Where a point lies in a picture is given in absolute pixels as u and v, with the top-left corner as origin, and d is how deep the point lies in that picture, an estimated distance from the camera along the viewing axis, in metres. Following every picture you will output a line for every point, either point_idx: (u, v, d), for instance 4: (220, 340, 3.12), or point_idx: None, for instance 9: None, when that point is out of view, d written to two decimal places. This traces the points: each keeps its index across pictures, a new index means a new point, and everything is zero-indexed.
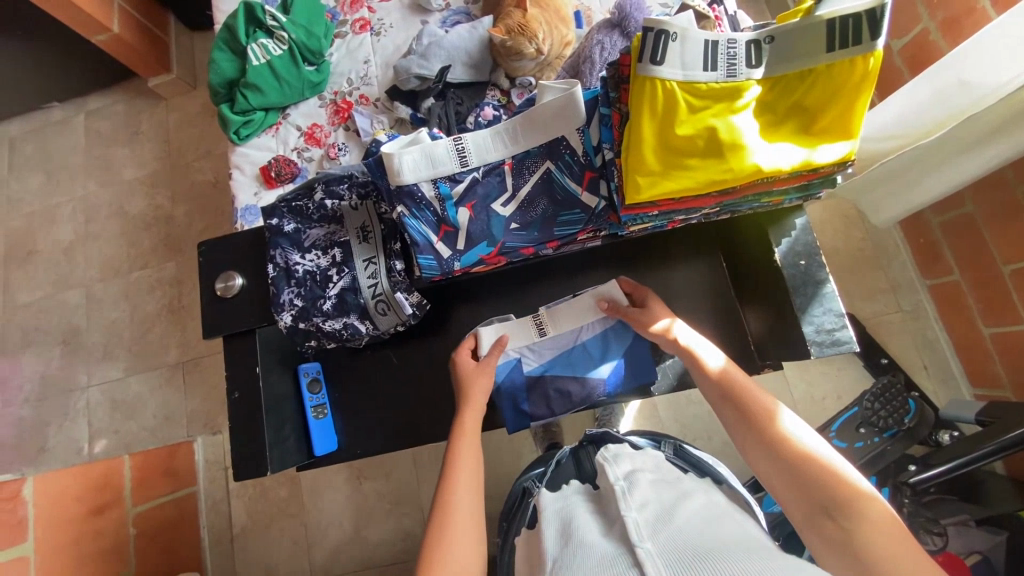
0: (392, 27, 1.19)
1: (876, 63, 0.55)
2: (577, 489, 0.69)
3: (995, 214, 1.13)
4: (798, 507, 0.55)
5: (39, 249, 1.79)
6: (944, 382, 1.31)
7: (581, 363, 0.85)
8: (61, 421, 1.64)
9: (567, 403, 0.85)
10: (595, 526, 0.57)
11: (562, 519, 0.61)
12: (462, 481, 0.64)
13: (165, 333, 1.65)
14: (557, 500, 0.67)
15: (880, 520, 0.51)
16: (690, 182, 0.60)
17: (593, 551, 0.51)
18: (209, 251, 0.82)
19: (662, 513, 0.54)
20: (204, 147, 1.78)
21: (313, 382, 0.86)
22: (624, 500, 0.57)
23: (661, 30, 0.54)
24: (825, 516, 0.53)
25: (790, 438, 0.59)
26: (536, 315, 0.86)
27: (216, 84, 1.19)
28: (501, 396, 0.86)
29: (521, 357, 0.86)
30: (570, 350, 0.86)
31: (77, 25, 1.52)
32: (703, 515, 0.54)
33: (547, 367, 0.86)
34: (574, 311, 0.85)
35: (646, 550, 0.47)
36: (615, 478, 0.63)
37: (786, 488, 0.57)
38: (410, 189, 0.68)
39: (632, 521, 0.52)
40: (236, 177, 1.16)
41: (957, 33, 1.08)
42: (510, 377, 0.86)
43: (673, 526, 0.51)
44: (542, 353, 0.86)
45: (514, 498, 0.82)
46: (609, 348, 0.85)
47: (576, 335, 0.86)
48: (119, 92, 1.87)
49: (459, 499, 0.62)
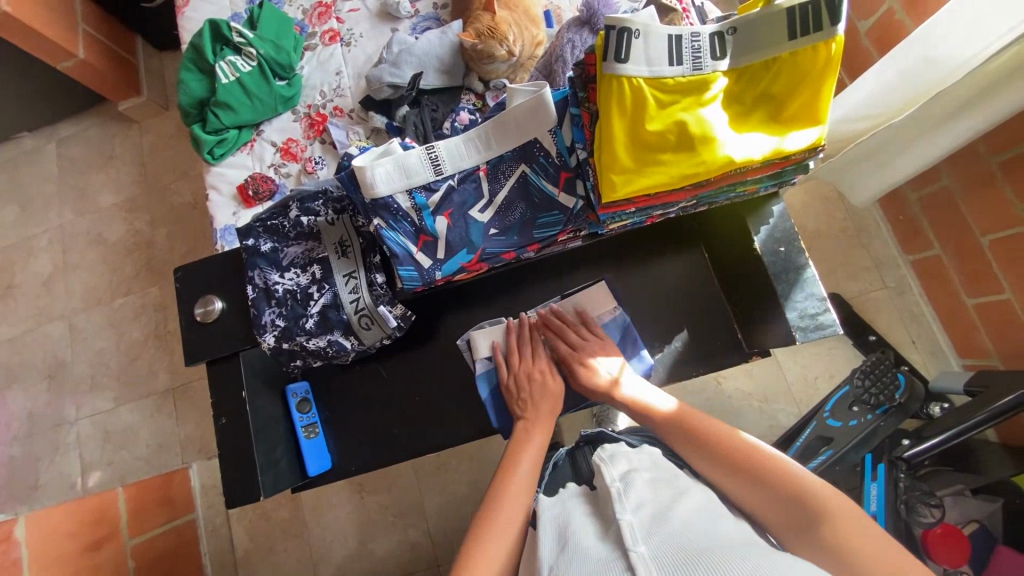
0: (362, 37, 1.18)
1: (838, 48, 0.55)
2: (575, 491, 0.69)
3: (970, 187, 1.16)
4: (776, 517, 0.58)
5: (17, 282, 1.76)
6: (933, 354, 1.33)
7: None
8: (52, 456, 1.60)
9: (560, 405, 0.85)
10: (591, 529, 0.57)
11: (560, 523, 0.61)
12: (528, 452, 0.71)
13: (153, 359, 1.62)
14: (554, 503, 0.66)
15: (842, 511, 0.55)
16: (663, 177, 0.59)
17: (589, 556, 0.51)
18: (186, 276, 0.81)
19: (658, 512, 0.54)
20: (181, 169, 1.75)
21: (302, 402, 0.85)
22: (619, 501, 0.57)
23: (624, 28, 0.55)
24: (800, 521, 0.56)
25: (743, 451, 0.63)
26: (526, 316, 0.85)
27: (186, 104, 1.17)
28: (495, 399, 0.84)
29: None
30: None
31: (42, 53, 1.49)
32: (701, 515, 0.53)
33: None
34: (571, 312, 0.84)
35: (639, 554, 0.48)
36: (611, 479, 0.63)
37: (754, 502, 0.59)
38: (385, 201, 0.67)
39: (627, 523, 0.52)
40: (213, 197, 1.14)
41: (921, 10, 1.09)
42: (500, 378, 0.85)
43: (669, 527, 0.51)
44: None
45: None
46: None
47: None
48: (90, 118, 1.84)
49: (511, 497, 0.65)
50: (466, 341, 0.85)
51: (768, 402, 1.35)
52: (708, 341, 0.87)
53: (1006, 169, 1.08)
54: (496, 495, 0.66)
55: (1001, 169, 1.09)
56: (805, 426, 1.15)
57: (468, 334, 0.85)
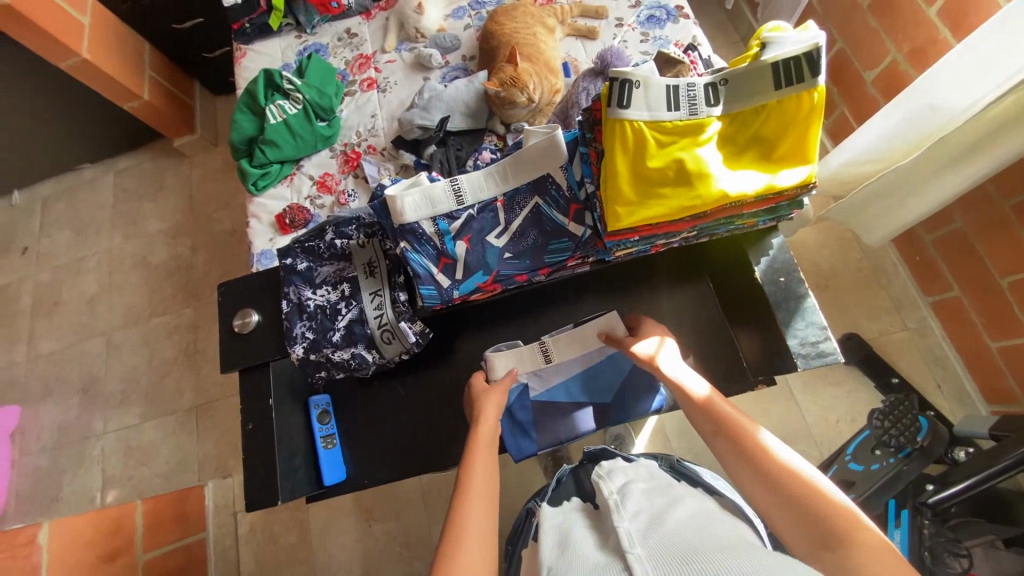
0: (397, 84, 1.31)
1: (820, 96, 0.61)
2: (577, 506, 0.71)
3: (985, 230, 1.17)
4: (787, 526, 0.56)
5: (65, 300, 1.89)
6: (959, 400, 1.30)
7: (582, 390, 0.91)
8: (75, 470, 1.66)
9: (572, 429, 0.90)
10: (591, 540, 0.58)
11: (561, 533, 0.62)
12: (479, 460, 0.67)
13: (180, 377, 1.70)
14: (557, 515, 0.68)
15: (874, 545, 0.51)
16: (664, 210, 0.64)
17: (586, 561, 0.52)
18: (228, 290, 0.88)
19: (653, 519, 0.55)
20: (225, 200, 1.90)
21: (322, 414, 0.88)
22: (617, 511, 0.58)
23: (625, 80, 0.61)
24: (821, 542, 0.53)
25: (776, 459, 0.60)
26: (541, 342, 0.90)
27: (236, 141, 1.29)
28: (507, 420, 0.90)
29: (528, 382, 0.90)
30: (577, 377, 0.91)
31: (111, 94, 1.68)
32: (693, 520, 0.54)
33: (553, 391, 0.91)
34: (577, 341, 0.90)
35: (636, 555, 0.49)
36: (609, 492, 0.65)
37: (776, 510, 0.57)
38: (411, 227, 0.74)
39: (624, 529, 0.54)
40: (253, 225, 1.24)
41: (925, 62, 1.18)
42: (517, 401, 0.90)
43: (664, 530, 0.52)
44: (546, 379, 0.91)
45: (519, 522, 0.84)
46: (611, 376, 0.90)
47: (581, 362, 0.90)
48: (147, 152, 2.03)
49: (473, 508, 0.60)
50: (484, 363, 0.88)
51: (787, 443, 1.32)
52: (712, 366, 0.88)
53: (1019, 212, 1.09)
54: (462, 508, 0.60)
55: (1013, 212, 1.10)
56: (828, 471, 1.14)
57: (487, 355, 0.89)
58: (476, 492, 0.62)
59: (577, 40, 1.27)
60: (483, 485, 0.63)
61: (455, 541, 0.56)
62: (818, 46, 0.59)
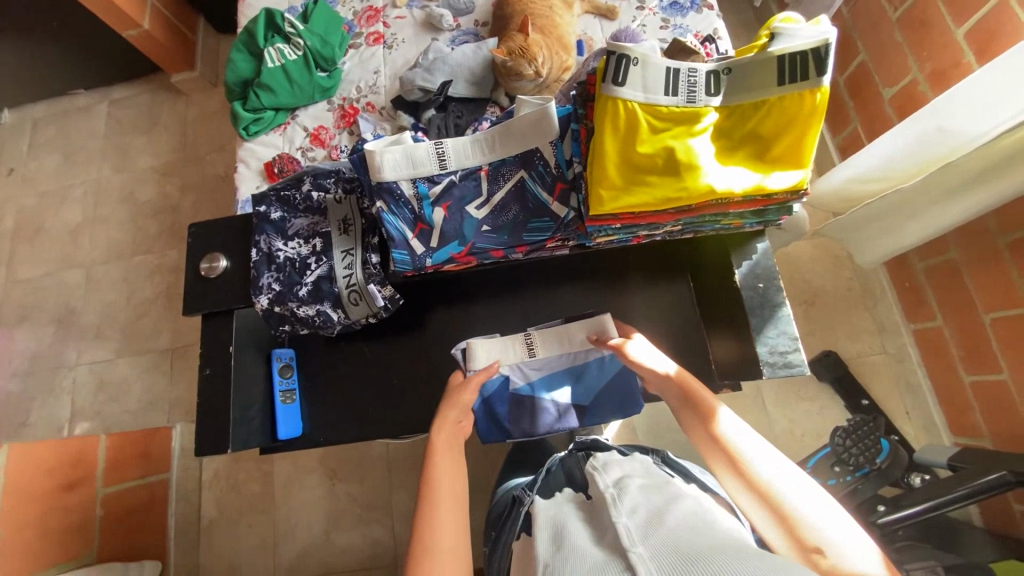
0: (404, 42, 1.26)
1: (823, 97, 0.59)
2: (570, 498, 0.74)
3: (977, 264, 1.16)
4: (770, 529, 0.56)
5: (47, 227, 1.85)
6: (926, 429, 1.32)
7: (564, 389, 0.88)
8: (45, 398, 1.65)
9: (548, 426, 0.87)
10: (588, 535, 0.60)
11: (557, 525, 0.65)
12: (445, 468, 0.66)
13: (158, 318, 1.68)
14: (550, 507, 0.71)
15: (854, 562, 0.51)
16: (648, 198, 0.62)
17: (584, 557, 0.54)
18: (200, 232, 0.85)
19: (651, 517, 0.57)
20: (219, 143, 1.85)
21: (284, 367, 0.88)
22: (615, 508, 0.61)
23: (623, 55, 0.58)
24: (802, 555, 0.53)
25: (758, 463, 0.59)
26: (527, 333, 0.88)
27: (231, 81, 1.24)
28: (481, 411, 0.87)
29: (510, 374, 0.87)
30: (560, 375, 0.88)
31: (110, 19, 1.61)
32: (690, 516, 0.57)
33: (534, 386, 0.88)
34: (564, 338, 0.87)
35: (638, 554, 0.50)
36: (606, 486, 0.68)
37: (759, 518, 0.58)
38: (389, 186, 0.72)
39: (624, 527, 0.56)
40: (241, 170, 1.21)
41: (945, 85, 1.15)
42: (496, 392, 0.87)
43: (663, 529, 0.54)
44: (529, 372, 0.88)
45: (501, 507, 0.89)
46: (594, 377, 0.88)
47: (566, 361, 0.88)
48: (144, 84, 1.96)
49: (442, 511, 0.61)
50: (463, 349, 0.85)
51: None
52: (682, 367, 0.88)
53: (1013, 249, 1.08)
54: (426, 513, 0.61)
55: (1008, 248, 1.09)
56: None
57: (469, 341, 0.87)
58: (445, 495, 0.63)
59: (595, 19, 1.23)
60: (452, 486, 0.64)
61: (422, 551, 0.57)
62: (828, 43, 0.57)
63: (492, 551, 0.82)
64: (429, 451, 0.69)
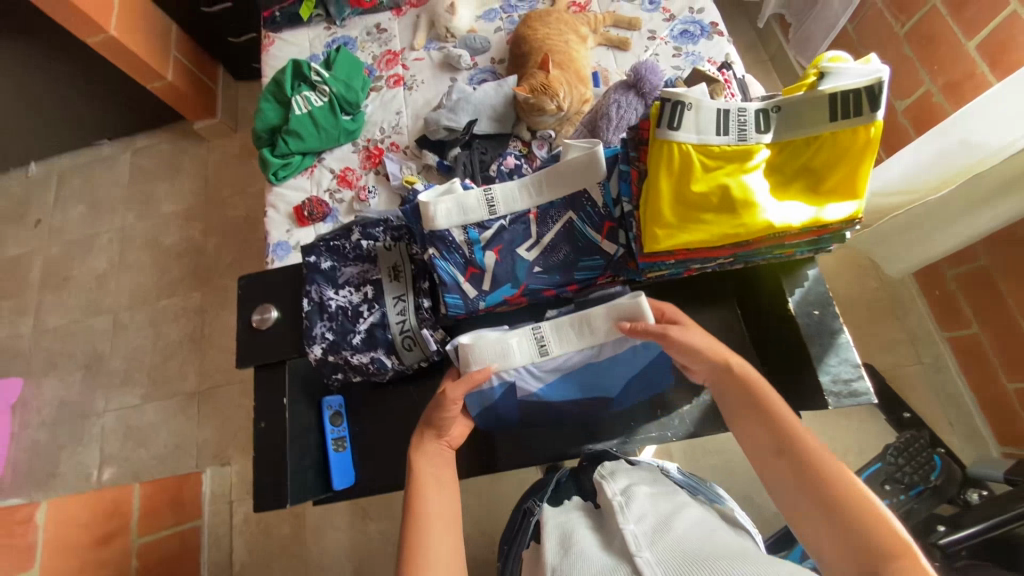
0: (423, 83, 1.30)
1: (876, 131, 0.60)
2: (578, 504, 0.73)
3: (1010, 271, 1.16)
4: (831, 534, 0.55)
5: (74, 276, 1.89)
6: (970, 439, 1.28)
7: (581, 381, 0.80)
8: (74, 446, 1.66)
9: (572, 410, 0.84)
10: (594, 540, 0.62)
11: (563, 532, 0.64)
12: (428, 481, 0.67)
13: (184, 361, 1.70)
14: (559, 514, 0.70)
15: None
16: (705, 236, 0.63)
17: (591, 560, 0.56)
18: (250, 285, 0.87)
19: (658, 524, 0.59)
20: (240, 186, 1.90)
21: (335, 415, 0.86)
22: (622, 513, 0.62)
23: (677, 101, 0.60)
24: (861, 568, 0.51)
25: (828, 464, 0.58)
26: (535, 328, 0.76)
27: (259, 129, 1.28)
28: (486, 412, 0.80)
29: (518, 377, 0.78)
30: (581, 370, 0.79)
31: (136, 74, 1.68)
32: (696, 525, 0.59)
33: (548, 385, 0.79)
34: (584, 328, 0.75)
35: (644, 559, 0.53)
36: (613, 493, 0.68)
37: (812, 523, 0.57)
38: (442, 233, 0.74)
39: (631, 533, 0.57)
40: (271, 215, 1.23)
41: (959, 96, 1.16)
42: (504, 396, 0.79)
43: (669, 534, 0.56)
44: (541, 373, 0.78)
45: (516, 520, 0.87)
46: (617, 366, 0.79)
47: (583, 357, 0.78)
48: (166, 133, 2.03)
49: (435, 532, 0.61)
50: (455, 351, 0.76)
51: None
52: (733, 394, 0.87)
53: None
54: (416, 526, 0.62)
55: None
56: None
57: (461, 342, 0.76)
58: (436, 511, 0.63)
59: (608, 50, 1.27)
60: (439, 504, 0.65)
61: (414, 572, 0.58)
62: (880, 80, 0.59)
63: (504, 565, 0.82)
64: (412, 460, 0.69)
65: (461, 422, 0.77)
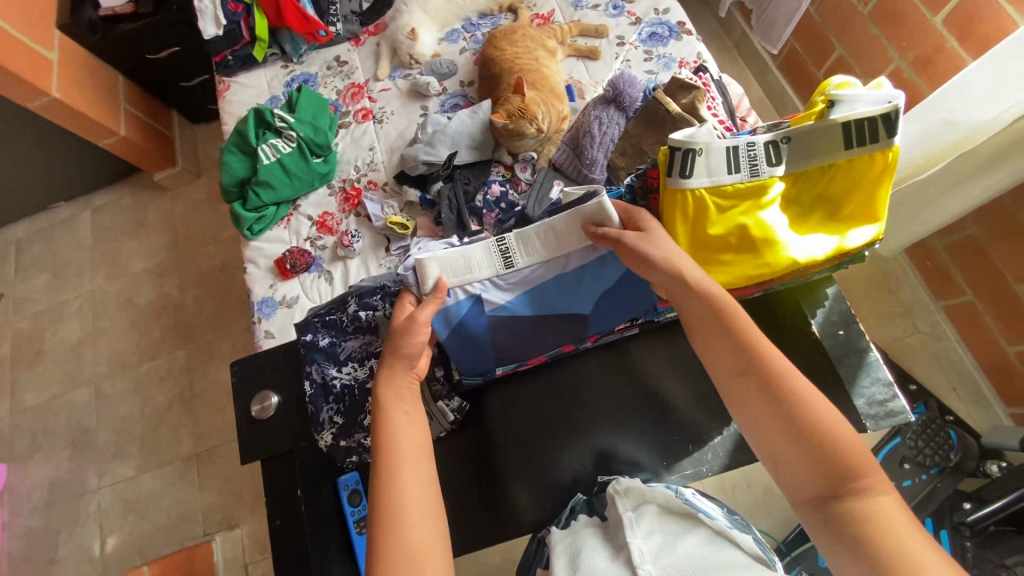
0: (393, 114, 1.25)
1: (892, 157, 0.68)
2: (586, 521, 0.75)
3: (999, 237, 1.17)
4: (801, 463, 0.54)
5: (47, 349, 1.78)
6: (976, 403, 1.30)
7: (548, 299, 0.79)
8: (71, 528, 1.57)
9: (540, 342, 0.83)
10: (602, 551, 0.66)
11: (572, 552, 0.68)
12: (396, 419, 0.63)
13: (177, 424, 1.62)
14: (566, 535, 0.73)
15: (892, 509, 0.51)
16: (729, 276, 0.70)
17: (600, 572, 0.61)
18: (243, 373, 0.84)
19: (666, 542, 0.63)
20: (212, 234, 1.82)
21: (353, 495, 0.79)
22: (630, 528, 0.66)
23: (689, 149, 0.67)
24: (823, 489, 0.53)
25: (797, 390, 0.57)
26: (500, 239, 0.77)
27: (227, 184, 1.22)
28: (456, 334, 0.79)
29: (482, 291, 0.78)
30: (548, 284, 0.79)
31: (85, 132, 1.60)
32: (702, 544, 0.62)
33: (514, 301, 0.79)
34: (551, 238, 0.76)
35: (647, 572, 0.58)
36: (624, 509, 0.70)
37: (783, 450, 0.55)
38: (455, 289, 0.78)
39: (637, 547, 0.62)
40: (251, 271, 1.17)
41: (931, 71, 1.17)
42: (467, 317, 0.78)
43: (674, 554, 0.60)
44: (507, 286, 0.78)
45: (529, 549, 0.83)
46: (590, 283, 0.79)
47: (551, 269, 0.78)
48: (125, 186, 1.93)
49: (411, 481, 0.58)
50: (411, 271, 0.75)
51: None
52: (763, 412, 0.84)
53: None
54: (393, 461, 0.59)
55: None
56: None
57: (417, 257, 0.75)
58: (409, 452, 0.60)
59: (578, 61, 1.24)
60: (412, 439, 0.62)
61: (391, 528, 0.55)
62: (895, 108, 0.66)
63: None
64: (381, 408, 0.64)
65: (428, 349, 0.74)
